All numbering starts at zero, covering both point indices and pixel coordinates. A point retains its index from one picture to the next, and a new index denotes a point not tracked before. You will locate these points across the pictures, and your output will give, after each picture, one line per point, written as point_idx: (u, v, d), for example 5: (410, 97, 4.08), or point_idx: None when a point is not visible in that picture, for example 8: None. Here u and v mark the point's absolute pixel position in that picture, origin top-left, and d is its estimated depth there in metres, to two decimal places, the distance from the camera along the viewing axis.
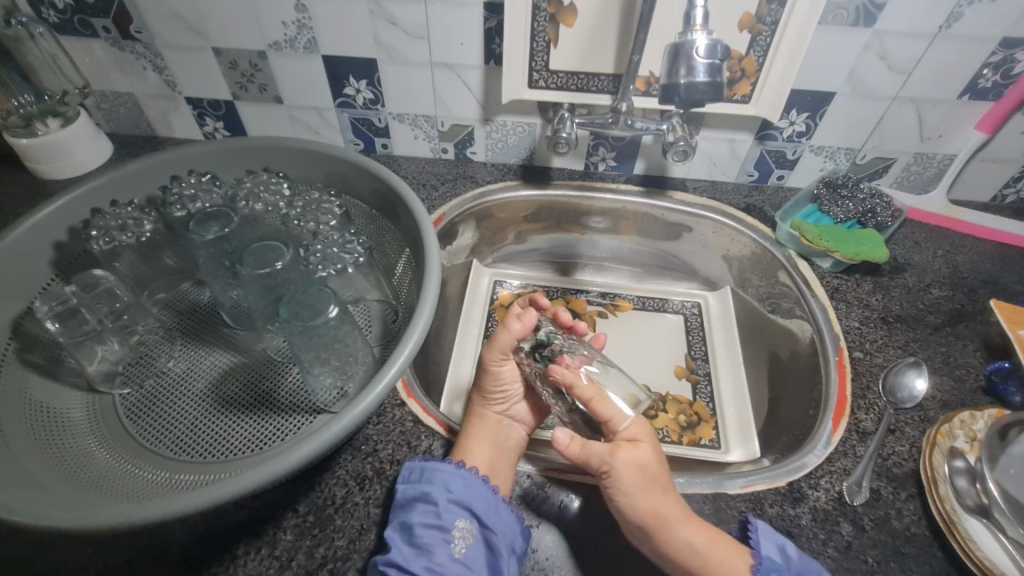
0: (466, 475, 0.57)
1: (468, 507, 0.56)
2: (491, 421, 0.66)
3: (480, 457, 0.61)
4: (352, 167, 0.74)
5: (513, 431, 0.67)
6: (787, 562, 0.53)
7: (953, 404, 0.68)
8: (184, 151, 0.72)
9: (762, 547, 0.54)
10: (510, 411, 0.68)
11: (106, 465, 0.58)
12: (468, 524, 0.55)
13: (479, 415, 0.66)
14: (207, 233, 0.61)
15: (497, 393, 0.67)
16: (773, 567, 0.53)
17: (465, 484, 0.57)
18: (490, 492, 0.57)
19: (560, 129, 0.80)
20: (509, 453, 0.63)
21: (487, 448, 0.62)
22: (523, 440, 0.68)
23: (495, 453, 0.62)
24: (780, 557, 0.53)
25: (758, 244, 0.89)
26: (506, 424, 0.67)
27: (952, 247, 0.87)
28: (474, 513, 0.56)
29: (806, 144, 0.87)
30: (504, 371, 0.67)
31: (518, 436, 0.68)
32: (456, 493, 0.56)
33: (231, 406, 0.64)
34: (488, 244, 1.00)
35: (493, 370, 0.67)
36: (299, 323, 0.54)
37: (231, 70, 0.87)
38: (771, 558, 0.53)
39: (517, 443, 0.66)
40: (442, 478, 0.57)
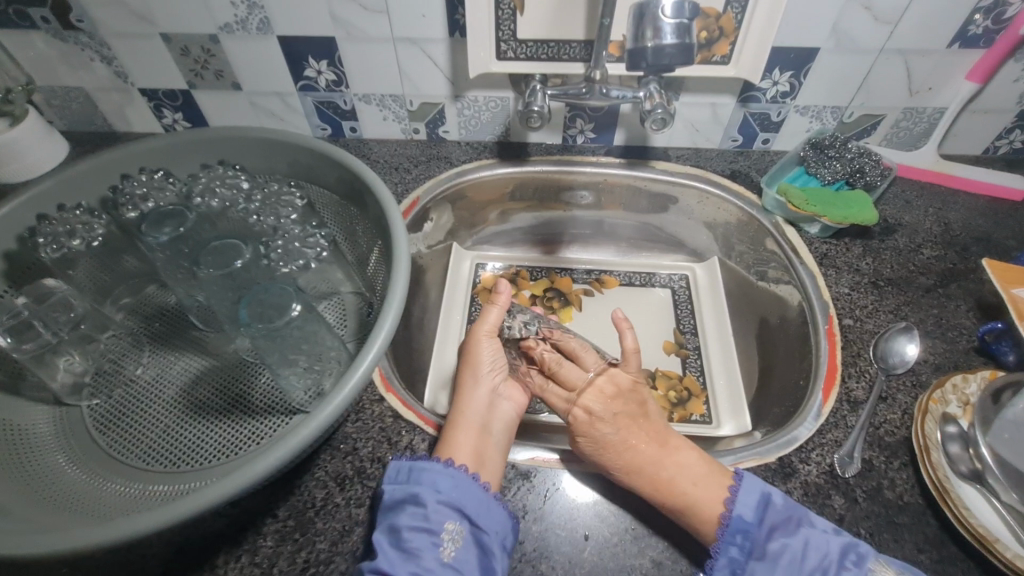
0: (454, 473, 0.55)
1: (459, 508, 0.54)
2: (479, 399, 0.63)
3: (466, 443, 0.58)
4: (313, 155, 0.70)
5: (501, 408, 0.64)
6: (757, 521, 0.53)
7: (945, 367, 0.66)
8: (135, 148, 0.68)
9: (736, 504, 0.53)
10: (499, 391, 0.66)
11: (77, 481, 0.56)
12: (458, 526, 0.53)
13: (465, 397, 0.64)
14: (161, 234, 0.58)
15: (484, 369, 0.66)
16: (743, 527, 0.53)
17: (455, 483, 0.55)
18: (481, 489, 0.55)
19: (532, 102, 0.75)
20: (498, 439, 0.61)
21: (476, 433, 0.60)
22: (513, 418, 0.64)
23: (484, 437, 0.60)
24: (754, 514, 0.53)
25: (743, 212, 0.86)
26: (496, 403, 0.65)
27: (943, 204, 0.84)
28: (465, 513, 0.53)
29: (790, 105, 0.83)
30: (489, 346, 0.67)
31: (510, 415, 0.64)
32: (445, 493, 0.54)
33: (204, 411, 0.62)
34: (468, 226, 0.97)
35: (479, 343, 0.67)
36: (262, 326, 0.52)
37: (184, 57, 0.83)
38: (742, 517, 0.53)
39: (507, 423, 0.63)
40: (431, 477, 0.55)
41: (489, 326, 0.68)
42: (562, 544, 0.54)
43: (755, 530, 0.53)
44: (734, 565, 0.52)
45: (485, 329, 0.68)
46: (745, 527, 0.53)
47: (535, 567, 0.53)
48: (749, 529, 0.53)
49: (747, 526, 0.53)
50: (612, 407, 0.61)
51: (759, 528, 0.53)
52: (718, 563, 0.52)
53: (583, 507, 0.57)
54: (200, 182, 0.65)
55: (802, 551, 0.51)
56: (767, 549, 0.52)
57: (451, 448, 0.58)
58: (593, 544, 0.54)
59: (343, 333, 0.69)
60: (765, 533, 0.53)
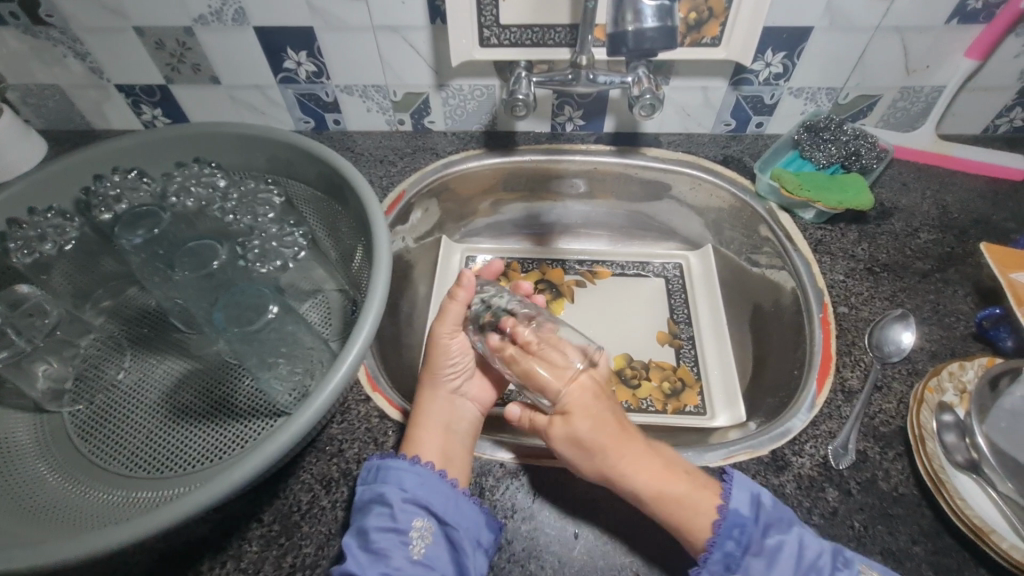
0: (421, 471, 0.55)
1: (425, 505, 0.54)
2: (442, 400, 0.62)
3: (433, 442, 0.58)
4: (292, 151, 0.68)
5: (466, 411, 0.63)
6: (753, 515, 0.52)
7: (942, 355, 0.65)
8: (107, 147, 0.66)
9: (731, 498, 0.53)
10: (462, 391, 0.65)
11: (57, 490, 0.56)
12: (426, 524, 0.53)
13: (427, 396, 0.62)
14: (134, 237, 0.56)
15: (444, 372, 0.64)
16: (739, 521, 0.52)
17: (421, 481, 0.54)
18: (447, 486, 0.55)
19: (516, 90, 0.73)
20: (464, 437, 0.60)
21: (441, 432, 0.59)
22: (478, 421, 0.63)
23: (450, 436, 0.59)
24: (748, 509, 0.52)
25: (736, 198, 0.84)
26: (460, 403, 0.63)
27: (941, 185, 0.82)
28: (433, 510, 0.54)
29: (784, 87, 0.81)
30: (452, 348, 0.64)
31: (473, 414, 0.64)
32: (411, 491, 0.54)
33: (186, 415, 0.61)
34: (456, 218, 0.95)
35: (442, 343, 0.64)
36: (238, 330, 0.51)
37: (159, 51, 0.80)
38: (738, 511, 0.52)
39: (472, 422, 0.63)
40: (397, 476, 0.54)
41: (450, 326, 0.65)
42: (551, 543, 0.54)
43: (751, 526, 0.52)
44: (730, 559, 0.51)
45: (446, 328, 0.64)
46: (742, 522, 0.52)
47: (523, 567, 0.53)
48: (745, 524, 0.52)
49: (743, 520, 0.52)
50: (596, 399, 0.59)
51: (755, 524, 0.52)
52: (712, 557, 0.51)
53: (572, 505, 0.56)
54: (174, 181, 0.64)
55: (797, 549, 0.50)
56: (763, 545, 0.51)
57: (415, 447, 0.57)
58: (582, 543, 0.53)
59: (327, 332, 0.68)
60: (760, 529, 0.51)
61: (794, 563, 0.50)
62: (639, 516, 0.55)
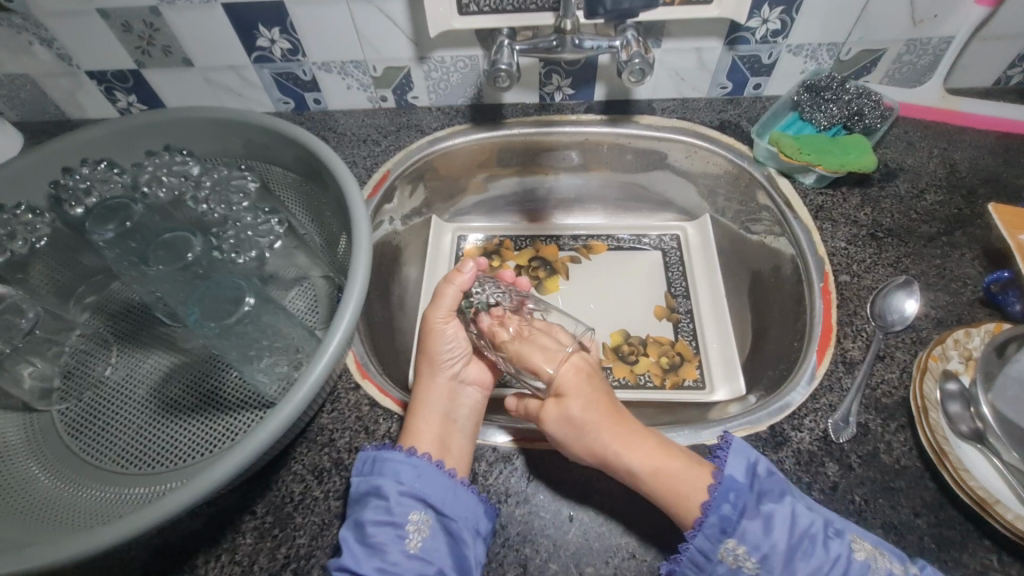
0: (418, 462, 0.54)
1: (421, 498, 0.54)
2: (441, 385, 0.62)
3: (430, 430, 0.57)
4: (267, 134, 0.66)
5: (466, 396, 0.64)
6: (750, 481, 0.51)
7: (948, 322, 0.63)
8: (76, 138, 0.64)
9: (727, 465, 0.52)
10: (462, 377, 0.65)
11: (50, 489, 0.55)
12: (422, 516, 0.53)
13: (426, 383, 0.62)
14: (105, 232, 0.54)
15: (442, 360, 0.64)
16: (734, 486, 0.51)
17: (418, 473, 0.54)
18: (446, 476, 0.54)
19: (499, 60, 0.69)
20: (464, 424, 0.60)
21: (438, 419, 0.59)
22: (478, 405, 0.64)
23: (448, 424, 0.59)
24: (745, 475, 0.51)
25: (733, 165, 0.81)
26: (460, 389, 0.64)
27: (949, 143, 0.78)
28: (430, 503, 0.53)
29: (782, 44, 0.76)
30: (448, 332, 0.65)
31: (474, 400, 0.64)
32: (408, 484, 0.54)
33: (175, 409, 0.61)
34: (445, 197, 0.92)
35: (437, 329, 0.65)
36: (213, 324, 0.49)
37: (126, 33, 0.77)
38: (734, 476, 0.51)
39: (472, 409, 0.63)
40: (393, 468, 0.53)
41: (444, 312, 0.65)
42: (546, 527, 0.53)
43: (747, 492, 0.51)
44: (726, 523, 0.50)
45: (442, 313, 0.65)
46: (738, 487, 0.51)
47: (518, 551, 0.52)
48: (739, 490, 0.51)
49: (737, 485, 0.51)
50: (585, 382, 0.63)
51: (750, 489, 0.51)
52: (707, 521, 0.50)
53: (566, 487, 0.55)
54: (145, 171, 0.61)
55: (792, 514, 0.49)
56: (759, 510, 0.50)
57: (413, 438, 0.57)
58: (577, 525, 0.53)
59: (314, 320, 0.67)
60: (756, 495, 0.50)
61: (787, 528, 0.49)
62: (631, 495, 0.54)
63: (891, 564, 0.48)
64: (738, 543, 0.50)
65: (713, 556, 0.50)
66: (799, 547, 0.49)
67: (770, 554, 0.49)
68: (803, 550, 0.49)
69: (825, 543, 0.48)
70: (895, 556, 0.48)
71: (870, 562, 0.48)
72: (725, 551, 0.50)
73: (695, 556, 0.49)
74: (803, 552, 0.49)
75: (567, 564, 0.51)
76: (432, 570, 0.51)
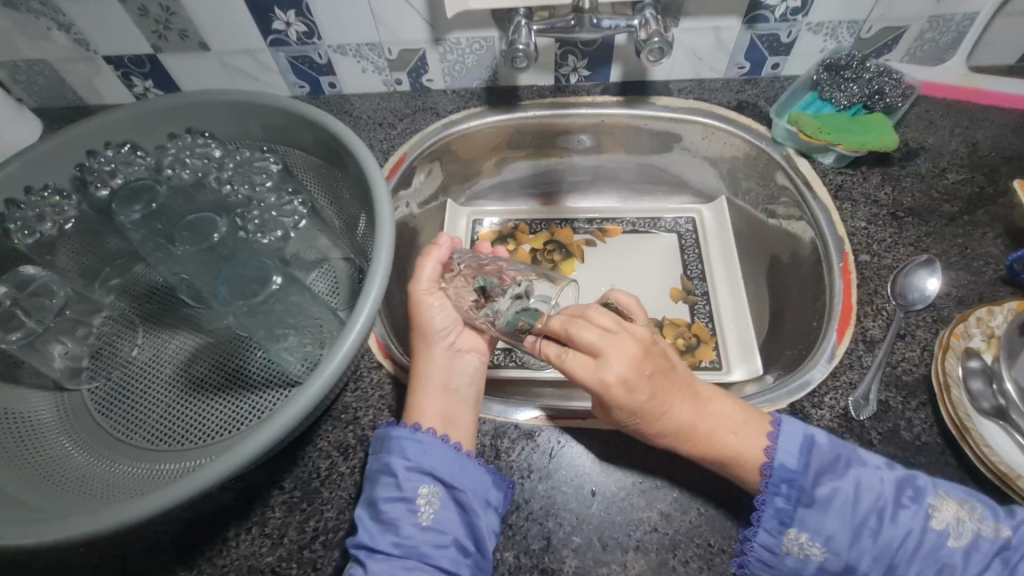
0: (422, 437, 0.53)
1: (429, 471, 0.52)
2: (438, 359, 0.59)
3: (432, 405, 0.56)
4: (287, 116, 0.66)
5: (465, 364, 0.61)
6: (803, 468, 0.49)
7: (970, 301, 0.63)
8: (98, 121, 0.64)
9: (777, 452, 0.50)
10: (458, 346, 0.62)
11: (83, 465, 0.57)
12: (432, 489, 0.51)
13: (422, 357, 0.60)
14: (132, 212, 0.56)
15: (435, 332, 0.60)
16: (785, 477, 0.49)
17: (423, 447, 0.52)
18: (451, 450, 0.53)
19: (516, 40, 0.69)
20: (466, 395, 0.59)
21: (438, 392, 0.57)
22: (478, 371, 0.61)
23: (448, 397, 0.58)
24: (795, 463, 0.50)
25: (751, 145, 0.81)
26: (458, 358, 0.61)
27: (971, 122, 0.77)
28: (438, 476, 0.52)
29: (802, 22, 0.75)
30: (434, 305, 0.61)
31: (474, 366, 0.61)
32: (416, 459, 0.52)
33: (201, 388, 0.62)
34: (460, 180, 0.92)
35: (423, 301, 0.61)
36: (242, 302, 0.50)
37: (143, 18, 0.77)
38: (785, 465, 0.49)
39: (472, 376, 0.61)
40: (399, 444, 0.53)
41: (427, 284, 0.61)
42: (568, 501, 0.54)
43: (802, 479, 0.49)
44: (783, 516, 0.49)
45: (424, 286, 0.61)
46: (790, 476, 0.49)
47: (541, 525, 0.53)
48: (792, 480, 0.49)
49: (790, 471, 0.49)
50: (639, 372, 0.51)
51: (805, 476, 0.49)
52: (764, 515, 0.49)
53: (589, 464, 0.56)
54: (169, 153, 0.62)
55: (855, 492, 0.48)
56: (816, 496, 0.48)
57: (416, 414, 0.56)
58: (600, 500, 0.54)
59: (335, 301, 0.67)
60: (812, 480, 0.49)
61: (850, 509, 0.48)
62: (655, 472, 0.55)
63: (980, 524, 0.47)
64: (801, 530, 0.49)
65: (778, 548, 0.49)
66: (865, 527, 0.48)
67: (838, 539, 0.48)
68: (871, 530, 0.48)
69: (897, 517, 0.48)
70: (984, 512, 0.48)
71: (950, 529, 0.47)
72: (790, 542, 0.49)
73: (760, 552, 0.49)
74: (871, 533, 0.48)
75: (590, 537, 0.52)
76: (448, 541, 0.50)
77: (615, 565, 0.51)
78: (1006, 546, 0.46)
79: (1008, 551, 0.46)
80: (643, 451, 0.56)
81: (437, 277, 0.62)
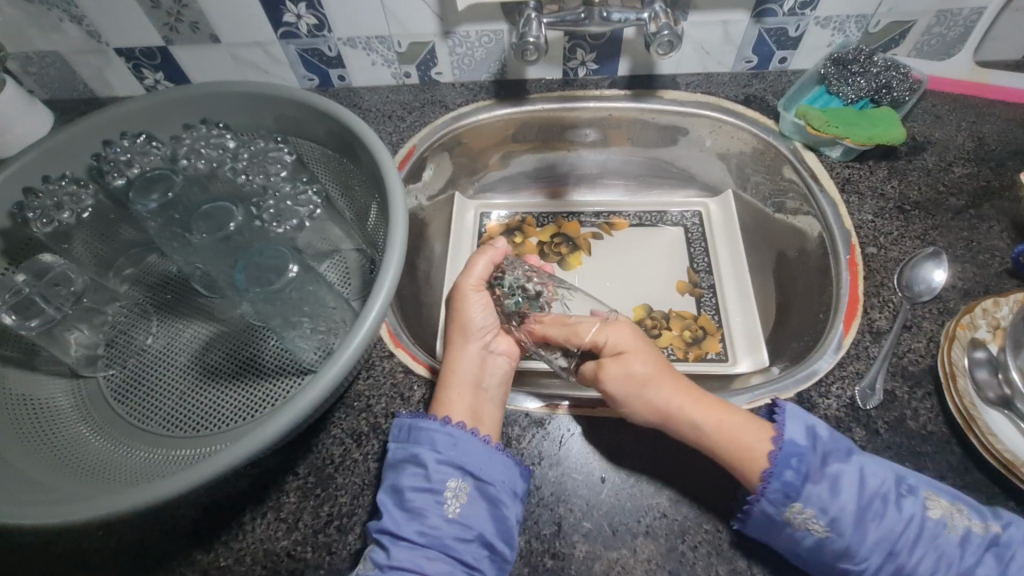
0: (454, 430, 0.54)
1: (458, 465, 0.53)
2: (471, 356, 0.62)
3: (463, 400, 0.57)
4: (300, 108, 0.66)
5: (496, 365, 0.64)
6: (811, 446, 0.51)
7: (975, 293, 0.63)
8: (113, 111, 0.65)
9: (786, 429, 0.52)
10: (492, 347, 0.65)
11: (101, 450, 0.58)
12: (460, 483, 0.52)
13: (457, 352, 0.62)
14: (149, 201, 0.56)
15: (474, 329, 0.64)
16: (795, 451, 0.50)
17: (454, 441, 0.54)
18: (482, 444, 0.54)
19: (526, 33, 0.69)
20: (494, 393, 0.60)
21: (469, 388, 0.59)
22: (508, 373, 0.64)
23: (478, 394, 0.59)
24: (805, 441, 0.51)
25: (759, 139, 0.81)
26: (491, 358, 0.64)
27: (978, 116, 0.78)
28: (467, 470, 0.53)
29: (810, 16, 0.76)
30: (478, 302, 0.64)
31: (504, 368, 0.64)
32: (446, 453, 0.53)
33: (216, 376, 0.63)
34: (469, 173, 0.93)
35: (467, 298, 0.65)
36: (260, 290, 0.51)
37: (155, 10, 0.77)
38: (794, 441, 0.51)
39: (501, 377, 0.63)
40: (429, 437, 0.53)
41: (475, 280, 0.65)
42: (578, 488, 0.55)
43: (810, 455, 0.50)
44: (789, 489, 0.49)
45: (472, 283, 0.65)
46: (799, 451, 0.50)
47: (552, 511, 0.54)
48: (801, 455, 0.50)
49: (799, 448, 0.51)
50: (637, 351, 0.61)
51: (813, 453, 0.50)
52: (770, 487, 0.50)
53: (598, 451, 0.57)
54: (184, 144, 0.63)
55: (859, 476, 0.50)
56: (824, 473, 0.50)
57: (445, 407, 0.57)
58: (609, 487, 0.54)
59: (348, 291, 0.68)
60: (819, 458, 0.50)
61: (856, 489, 0.49)
62: (663, 460, 0.56)
63: (972, 522, 0.49)
64: (806, 504, 0.49)
65: (779, 518, 0.49)
66: (868, 509, 0.49)
67: (840, 517, 0.49)
68: (872, 512, 0.49)
69: (896, 502, 0.49)
70: (975, 512, 0.49)
71: (947, 519, 0.49)
72: (793, 514, 0.49)
73: (761, 518, 0.49)
74: (873, 515, 0.49)
75: (600, 522, 0.53)
76: (471, 535, 0.50)
77: (625, 550, 0.51)
78: (996, 541, 0.48)
79: (998, 546, 0.48)
80: (652, 439, 0.57)
81: (487, 277, 0.66)
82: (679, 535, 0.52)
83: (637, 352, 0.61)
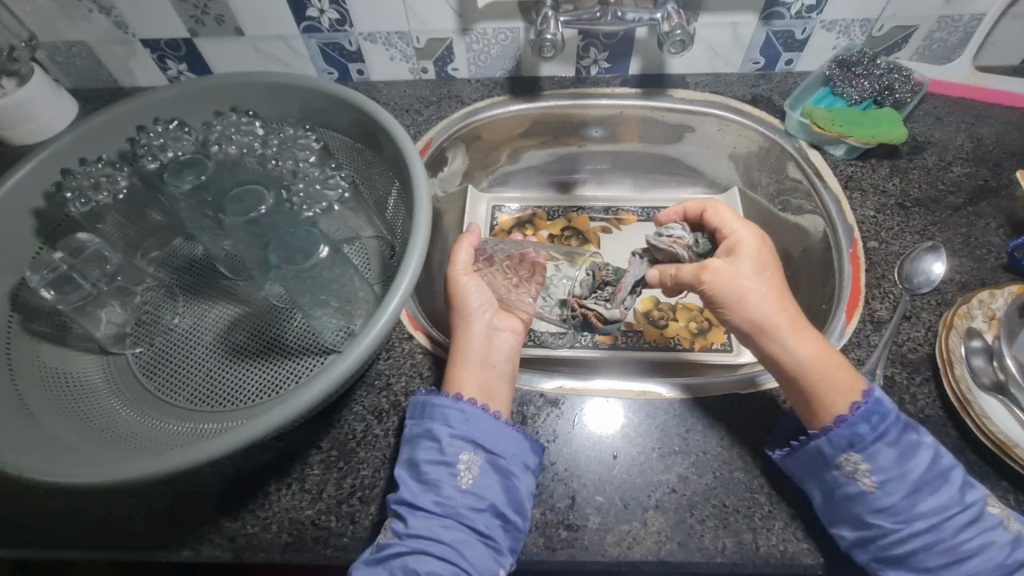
0: (465, 406, 0.56)
1: (473, 438, 0.55)
2: (476, 335, 0.63)
3: (472, 378, 0.59)
4: (325, 98, 0.69)
5: (502, 341, 0.65)
6: (894, 413, 0.52)
7: (972, 285, 0.66)
8: (145, 99, 0.67)
9: (876, 389, 0.53)
10: (495, 324, 0.66)
11: (131, 422, 0.60)
12: (473, 456, 0.54)
13: (462, 333, 0.63)
14: (183, 183, 0.59)
15: (472, 310, 0.65)
16: (876, 411, 0.51)
17: (466, 417, 0.55)
18: (492, 418, 0.56)
19: (544, 30, 0.72)
20: (502, 369, 0.62)
21: (478, 365, 0.61)
22: (515, 347, 0.65)
23: (486, 370, 0.60)
24: (889, 406, 0.52)
25: (766, 138, 0.84)
26: (495, 335, 0.64)
27: (976, 118, 0.81)
28: (481, 444, 0.55)
29: (816, 19, 0.78)
30: (468, 286, 0.66)
31: (510, 344, 0.65)
32: (459, 428, 0.55)
33: (242, 354, 0.65)
34: (482, 167, 0.96)
35: (457, 284, 0.66)
36: (292, 268, 0.53)
37: (182, 2, 0.80)
38: (880, 402, 0.52)
39: (508, 353, 0.64)
40: (442, 412, 0.56)
41: (463, 265, 0.67)
42: (591, 463, 0.57)
43: (891, 419, 0.51)
44: (855, 439, 0.51)
45: (459, 270, 0.67)
46: (881, 413, 0.51)
47: (567, 485, 0.56)
48: (882, 416, 0.51)
49: (884, 411, 0.52)
50: (763, 263, 0.61)
51: (894, 419, 0.51)
52: (837, 431, 0.52)
53: (610, 430, 0.59)
54: (215, 131, 0.65)
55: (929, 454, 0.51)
56: (898, 439, 0.51)
57: (457, 385, 0.59)
58: (621, 463, 0.57)
59: (369, 276, 0.71)
60: (898, 426, 0.51)
61: (923, 462, 0.50)
62: (673, 438, 0.58)
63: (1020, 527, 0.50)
64: (863, 457, 0.51)
65: (833, 460, 0.51)
66: (929, 482, 0.50)
67: (898, 479, 0.50)
68: (930, 486, 0.50)
69: (959, 488, 0.50)
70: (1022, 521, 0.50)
71: (1002, 517, 0.50)
72: (846, 461, 0.51)
73: (814, 450, 0.52)
74: (929, 490, 0.50)
75: (613, 496, 0.55)
76: (486, 505, 0.52)
77: (636, 522, 0.54)
78: None
79: None
80: (663, 419, 0.59)
81: (471, 262, 0.68)
82: (687, 507, 0.54)
83: (753, 262, 0.60)
